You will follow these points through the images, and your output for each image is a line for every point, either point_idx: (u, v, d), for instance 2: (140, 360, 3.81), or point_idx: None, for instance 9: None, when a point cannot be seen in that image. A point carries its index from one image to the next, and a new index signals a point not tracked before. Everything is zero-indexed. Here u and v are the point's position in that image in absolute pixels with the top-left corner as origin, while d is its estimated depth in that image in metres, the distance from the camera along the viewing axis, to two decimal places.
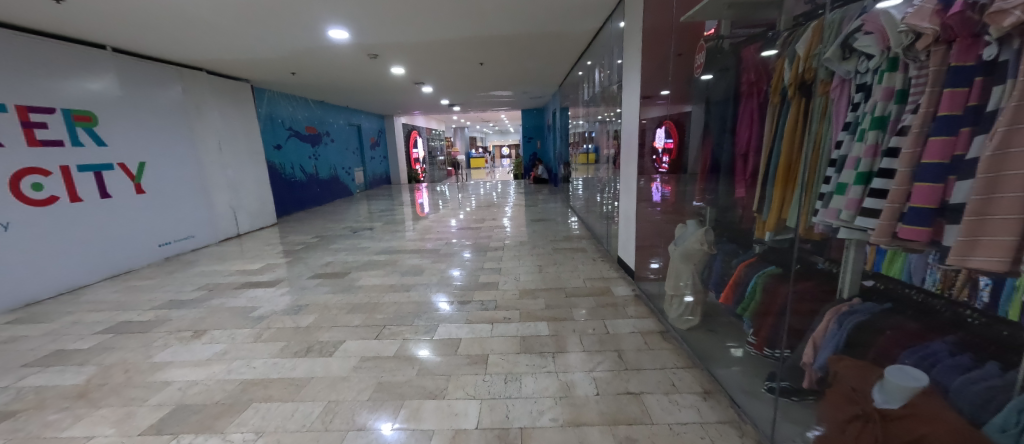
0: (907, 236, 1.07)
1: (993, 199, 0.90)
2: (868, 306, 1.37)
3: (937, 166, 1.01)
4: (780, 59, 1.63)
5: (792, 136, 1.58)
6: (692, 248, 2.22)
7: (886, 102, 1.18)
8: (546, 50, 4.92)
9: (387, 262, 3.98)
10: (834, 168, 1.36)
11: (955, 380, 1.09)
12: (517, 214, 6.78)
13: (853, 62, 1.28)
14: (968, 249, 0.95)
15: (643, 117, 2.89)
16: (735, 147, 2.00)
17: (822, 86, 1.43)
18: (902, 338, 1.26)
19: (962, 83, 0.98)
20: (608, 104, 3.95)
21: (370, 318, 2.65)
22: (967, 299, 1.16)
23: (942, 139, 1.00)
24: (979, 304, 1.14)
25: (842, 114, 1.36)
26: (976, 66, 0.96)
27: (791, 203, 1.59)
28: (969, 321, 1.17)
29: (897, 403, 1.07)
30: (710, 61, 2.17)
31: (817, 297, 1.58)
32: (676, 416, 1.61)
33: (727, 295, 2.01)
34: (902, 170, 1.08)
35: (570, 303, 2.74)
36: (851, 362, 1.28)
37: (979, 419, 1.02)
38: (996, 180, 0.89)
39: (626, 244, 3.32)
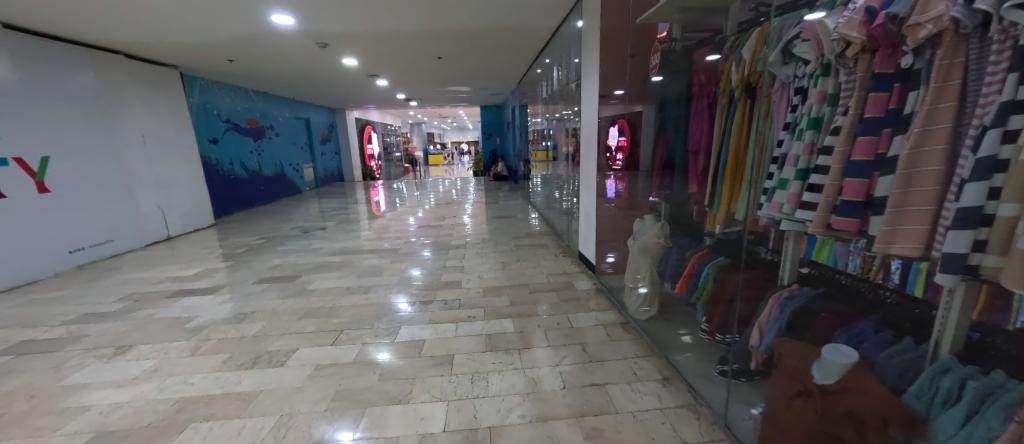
0: (839, 227, 1.18)
1: (911, 192, 1.01)
2: (805, 291, 1.51)
3: (864, 163, 1.12)
4: (727, 62, 1.73)
5: (739, 134, 1.69)
6: (650, 242, 2.30)
7: (821, 104, 1.28)
8: (504, 46, 4.89)
9: (343, 263, 3.79)
10: (776, 165, 1.46)
11: (878, 354, 1.20)
12: (477, 212, 6.72)
13: (792, 67, 1.39)
14: (890, 237, 1.06)
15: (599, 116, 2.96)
16: (687, 145, 2.11)
17: (764, 88, 1.54)
18: (835, 320, 1.37)
19: (884, 88, 1.09)
20: (566, 102, 4.02)
21: (326, 323, 2.50)
22: (882, 281, 1.31)
23: (868, 139, 1.11)
24: (892, 284, 1.28)
25: (781, 115, 1.47)
26: (895, 74, 1.08)
27: (739, 199, 1.70)
28: (888, 302, 1.30)
29: (832, 378, 1.16)
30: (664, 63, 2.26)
31: (762, 285, 1.71)
32: (638, 404, 1.66)
33: (682, 286, 2.12)
34: (834, 166, 1.19)
35: (534, 299, 2.76)
36: (793, 343, 1.39)
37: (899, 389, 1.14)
38: (912, 176, 1.00)
39: (586, 239, 3.39)
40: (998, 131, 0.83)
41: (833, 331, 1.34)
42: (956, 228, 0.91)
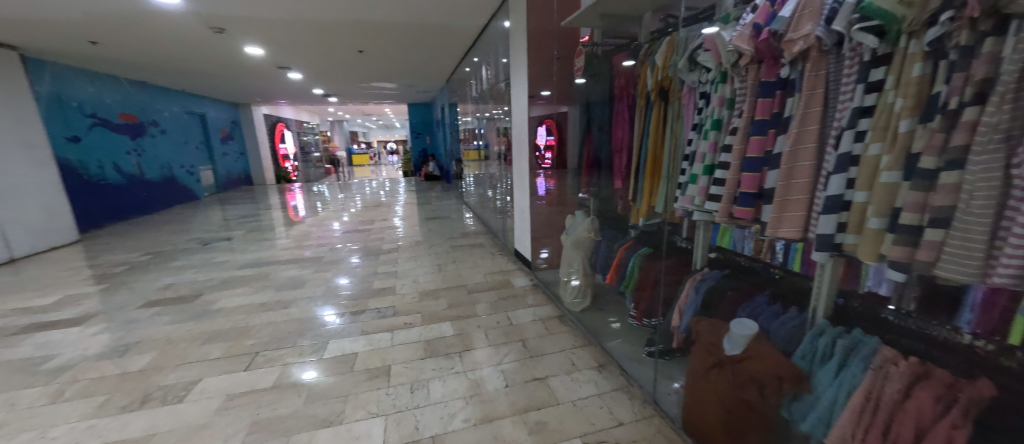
0: (740, 216, 1.34)
1: (792, 184, 1.18)
2: (713, 274, 1.70)
3: (756, 160, 1.29)
4: (643, 67, 1.88)
5: (656, 134, 1.83)
6: (582, 236, 2.41)
7: (721, 108, 1.44)
8: (430, 42, 4.76)
9: (255, 277, 3.38)
10: (687, 162, 1.62)
11: (773, 323, 1.38)
12: (409, 214, 6.46)
13: (697, 74, 1.55)
14: (778, 223, 1.22)
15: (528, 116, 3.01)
16: (611, 144, 2.25)
17: (675, 92, 1.70)
18: (739, 296, 1.56)
19: (769, 94, 1.26)
20: (496, 101, 4.04)
21: (236, 347, 2.20)
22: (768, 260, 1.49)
23: (758, 138, 1.28)
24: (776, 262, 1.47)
25: (690, 117, 1.63)
26: (776, 82, 1.25)
27: (658, 193, 1.85)
28: (777, 277, 1.51)
29: (739, 349, 1.29)
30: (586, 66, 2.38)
31: (680, 270, 1.89)
32: (577, 392, 1.73)
33: (612, 276, 2.25)
34: (733, 162, 1.36)
35: (473, 299, 2.73)
36: (707, 321, 1.50)
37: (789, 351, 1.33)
38: (793, 170, 1.18)
39: (521, 237, 3.44)
40: (852, 132, 1.02)
41: (738, 307, 1.52)
42: (826, 213, 1.07)
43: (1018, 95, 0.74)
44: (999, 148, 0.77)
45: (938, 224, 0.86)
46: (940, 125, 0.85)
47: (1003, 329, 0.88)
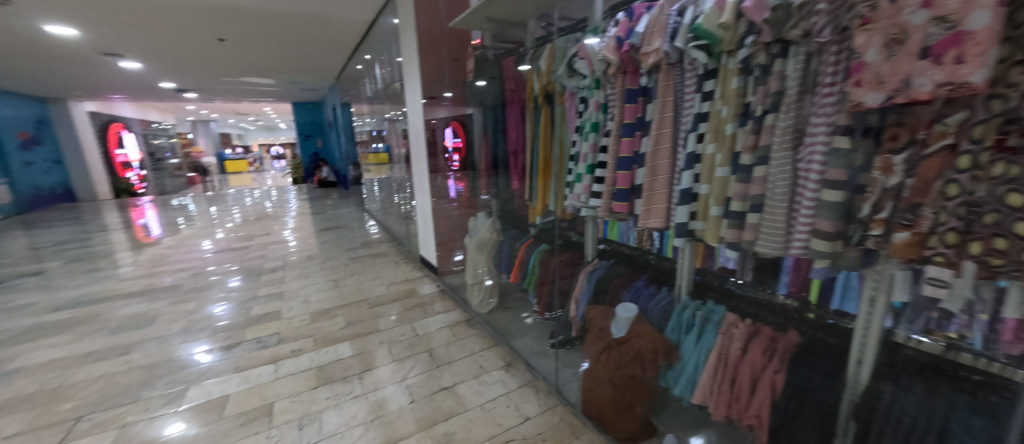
0: (618, 210, 1.49)
1: (655, 179, 1.34)
2: (602, 264, 1.85)
3: (627, 159, 1.44)
4: (530, 72, 1.96)
5: (545, 136, 1.93)
6: (485, 238, 2.46)
7: (597, 112, 1.57)
8: (311, 35, 4.33)
9: (83, 319, 2.67)
10: (573, 162, 1.73)
11: (650, 304, 1.54)
12: (300, 225, 5.80)
13: (575, 80, 1.66)
14: (647, 214, 1.37)
15: (427, 118, 2.88)
16: (507, 145, 2.30)
17: (558, 96, 1.80)
18: (623, 281, 1.71)
19: (633, 100, 1.41)
20: (392, 101, 3.85)
21: (51, 414, 1.71)
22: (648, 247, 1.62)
23: (628, 139, 1.43)
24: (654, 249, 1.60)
25: (573, 119, 1.74)
26: (638, 90, 1.40)
27: (550, 192, 1.95)
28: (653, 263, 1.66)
29: (623, 331, 1.42)
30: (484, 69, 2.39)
31: (573, 263, 2.01)
32: (485, 395, 1.73)
33: (516, 274, 2.34)
34: (609, 161, 1.50)
35: (374, 314, 2.54)
36: (598, 309, 1.63)
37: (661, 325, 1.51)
38: (655, 167, 1.34)
39: (426, 242, 3.33)
40: (695, 133, 1.20)
41: (624, 290, 1.68)
42: (682, 204, 1.26)
43: (798, 104, 0.94)
44: (789, 148, 0.96)
45: (756, 209, 1.05)
46: (751, 129, 1.05)
47: (806, 289, 1.11)
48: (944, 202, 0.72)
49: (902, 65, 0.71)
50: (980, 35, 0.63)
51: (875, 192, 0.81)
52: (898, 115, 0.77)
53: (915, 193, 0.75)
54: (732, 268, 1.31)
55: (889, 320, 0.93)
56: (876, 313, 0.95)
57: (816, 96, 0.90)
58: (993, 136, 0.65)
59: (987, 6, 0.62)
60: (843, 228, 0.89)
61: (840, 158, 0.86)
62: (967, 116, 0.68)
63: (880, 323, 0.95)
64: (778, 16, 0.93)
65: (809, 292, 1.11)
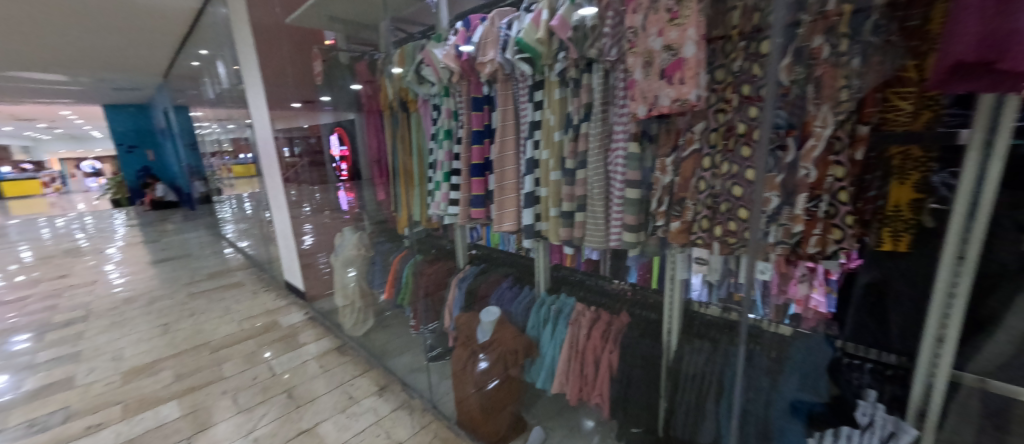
0: (475, 216, 1.51)
1: (504, 184, 1.39)
2: (470, 271, 1.86)
3: (479, 166, 1.47)
4: (382, 78, 1.87)
5: (404, 143, 1.86)
6: (352, 254, 2.38)
7: (449, 119, 1.58)
8: (115, 22, 3.48)
9: None
10: (432, 170, 1.71)
11: (513, 304, 1.59)
12: (121, 257, 4.61)
13: (425, 87, 1.63)
14: (501, 218, 1.41)
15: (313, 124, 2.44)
16: (369, 154, 2.17)
17: (412, 103, 1.76)
18: (490, 286, 1.74)
19: (479, 109, 1.44)
20: (236, 105, 3.32)
21: None
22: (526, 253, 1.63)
23: (478, 146, 1.46)
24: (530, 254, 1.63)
25: (428, 127, 1.71)
26: (484, 98, 1.44)
27: (414, 200, 1.90)
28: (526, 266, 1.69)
29: (487, 336, 1.49)
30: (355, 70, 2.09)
31: (445, 273, 1.99)
32: (352, 429, 1.58)
33: (389, 290, 2.21)
34: (463, 168, 1.52)
35: (218, 359, 2.14)
36: (466, 315, 1.64)
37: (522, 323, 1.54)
38: (503, 173, 1.39)
39: (290, 265, 2.94)
40: (532, 141, 1.28)
41: (493, 292, 1.71)
42: (527, 207, 1.33)
43: (604, 114, 1.07)
44: (600, 154, 1.08)
45: (581, 209, 1.17)
46: (572, 136, 1.15)
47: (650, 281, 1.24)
48: (697, 195, 0.89)
49: (652, 84, 0.85)
50: (691, 62, 0.80)
51: (658, 189, 0.97)
52: (663, 125, 0.95)
53: (680, 189, 0.92)
54: (596, 260, 1.32)
55: (695, 292, 1.11)
56: (675, 293, 1.16)
57: (615, 108, 1.03)
58: (720, 142, 0.84)
59: (693, 39, 0.79)
60: (643, 221, 1.04)
61: (635, 161, 1.00)
62: (705, 126, 0.86)
63: (681, 296, 1.15)
64: (579, 35, 1.02)
65: (652, 274, 1.22)
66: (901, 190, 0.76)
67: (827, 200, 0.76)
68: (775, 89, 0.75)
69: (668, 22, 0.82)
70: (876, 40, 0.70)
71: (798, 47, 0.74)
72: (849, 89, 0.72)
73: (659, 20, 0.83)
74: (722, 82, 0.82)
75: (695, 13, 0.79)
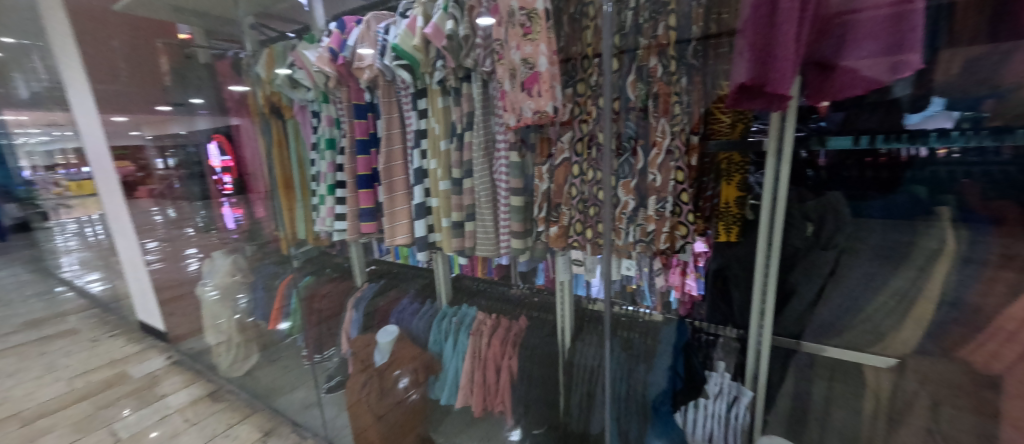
0: (365, 230, 1.40)
1: (394, 196, 1.30)
2: (370, 288, 1.74)
3: (366, 177, 1.37)
4: (249, 81, 1.65)
5: (280, 153, 1.67)
6: (226, 281, 2.05)
7: (331, 127, 1.45)
8: None
9: None
10: (315, 182, 1.57)
11: (414, 320, 1.53)
12: None
13: (300, 93, 1.48)
14: (393, 231, 1.31)
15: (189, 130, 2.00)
16: (241, 167, 1.92)
17: (287, 110, 1.59)
18: (391, 303, 1.65)
19: (362, 116, 1.34)
20: (57, 108, 2.66)
21: None
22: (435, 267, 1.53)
23: (364, 157, 1.36)
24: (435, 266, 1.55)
25: (308, 135, 1.56)
26: (367, 105, 1.34)
27: (297, 216, 1.73)
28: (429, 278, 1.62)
29: (386, 356, 1.44)
30: (225, 74, 1.79)
31: (341, 293, 1.82)
32: None
33: (276, 318, 1.97)
34: (349, 180, 1.40)
35: (32, 433, 1.66)
36: (362, 338, 1.56)
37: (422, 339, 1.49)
38: (392, 184, 1.30)
39: (145, 302, 2.43)
40: (419, 150, 1.23)
41: (393, 308, 1.62)
42: (419, 218, 1.26)
43: (486, 123, 1.07)
44: (485, 163, 1.09)
45: (470, 218, 1.16)
46: (456, 146, 1.13)
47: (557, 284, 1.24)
48: (571, 201, 0.96)
49: (516, 95, 0.88)
50: (545, 76, 0.85)
51: (538, 196, 1.02)
52: (541, 133, 0.98)
53: (555, 196, 0.98)
54: (506, 265, 1.32)
55: (593, 290, 1.14)
56: (566, 293, 1.24)
57: (496, 118, 1.05)
58: (585, 151, 0.92)
59: (545, 54, 0.85)
60: (529, 227, 1.07)
61: (516, 170, 1.02)
62: (572, 136, 0.93)
63: (572, 293, 1.22)
64: (453, 44, 1.02)
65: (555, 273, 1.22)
66: (727, 191, 0.94)
67: (671, 200, 0.87)
68: (614, 102, 0.87)
69: (523, 36, 0.86)
70: (697, 62, 0.82)
71: (639, 65, 0.84)
72: (680, 103, 0.84)
73: (516, 33, 0.87)
74: (583, 95, 0.90)
75: (545, 30, 0.85)
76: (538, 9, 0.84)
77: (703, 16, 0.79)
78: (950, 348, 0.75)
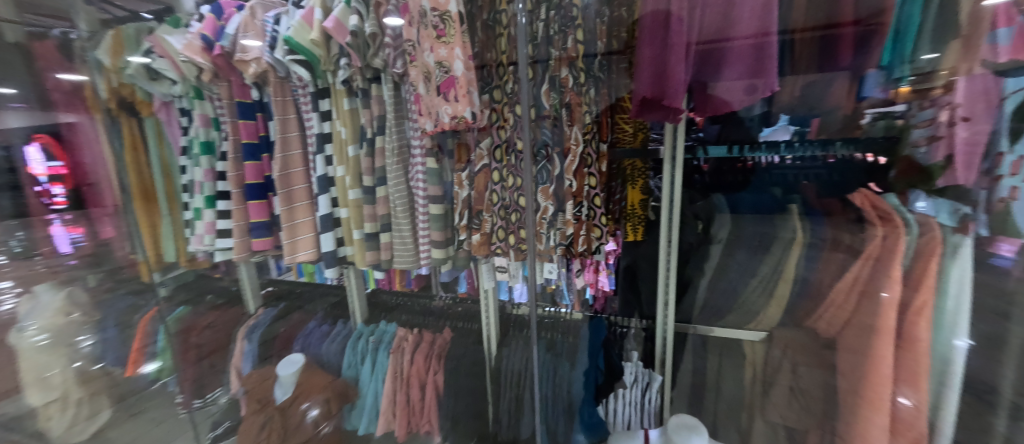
0: (259, 248, 1.22)
1: (294, 207, 1.15)
2: (268, 314, 1.54)
3: (257, 186, 1.19)
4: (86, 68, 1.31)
5: (133, 156, 1.30)
6: None
7: (206, 128, 1.23)
8: None
9: None
10: (188, 193, 1.32)
11: (323, 346, 1.36)
12: None
13: (162, 85, 1.23)
14: (293, 247, 1.15)
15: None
16: None
17: (144, 105, 1.28)
18: (293, 328, 1.46)
19: (249, 116, 1.17)
20: None
21: None
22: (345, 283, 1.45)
23: (253, 164, 1.18)
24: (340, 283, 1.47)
25: (176, 138, 1.31)
26: (253, 104, 1.17)
27: (162, 234, 1.39)
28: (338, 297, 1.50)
29: (290, 390, 1.27)
30: (43, 56, 1.13)
31: (229, 323, 1.57)
32: None
33: None
34: (234, 190, 1.20)
35: None
36: (257, 374, 1.37)
37: (336, 365, 1.33)
38: (290, 194, 1.14)
39: None
40: (323, 156, 1.11)
41: (297, 334, 1.43)
42: (325, 231, 1.13)
43: (399, 128, 1.01)
44: (399, 168, 1.02)
45: (386, 229, 1.08)
46: (367, 151, 1.05)
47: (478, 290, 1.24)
48: (492, 207, 0.95)
49: (432, 99, 0.85)
50: (462, 80, 0.83)
51: (459, 203, 0.99)
52: (459, 139, 0.97)
53: (477, 202, 0.97)
54: (426, 275, 1.26)
55: (516, 294, 1.17)
56: (490, 300, 1.24)
57: (410, 123, 0.99)
58: (503, 157, 0.92)
59: (460, 59, 0.83)
60: (450, 235, 1.03)
61: (434, 176, 0.98)
62: (490, 142, 0.93)
63: (496, 298, 1.23)
64: (359, 43, 0.95)
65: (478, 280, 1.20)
66: (632, 195, 1.02)
67: (586, 204, 0.92)
68: (531, 112, 0.88)
69: (436, 38, 0.83)
70: (603, 75, 0.88)
71: (552, 76, 0.87)
72: (590, 113, 0.89)
73: (429, 35, 0.83)
74: (499, 102, 0.90)
75: (460, 33, 0.83)
76: (451, 12, 0.82)
77: (606, 33, 0.86)
78: (801, 319, 0.98)
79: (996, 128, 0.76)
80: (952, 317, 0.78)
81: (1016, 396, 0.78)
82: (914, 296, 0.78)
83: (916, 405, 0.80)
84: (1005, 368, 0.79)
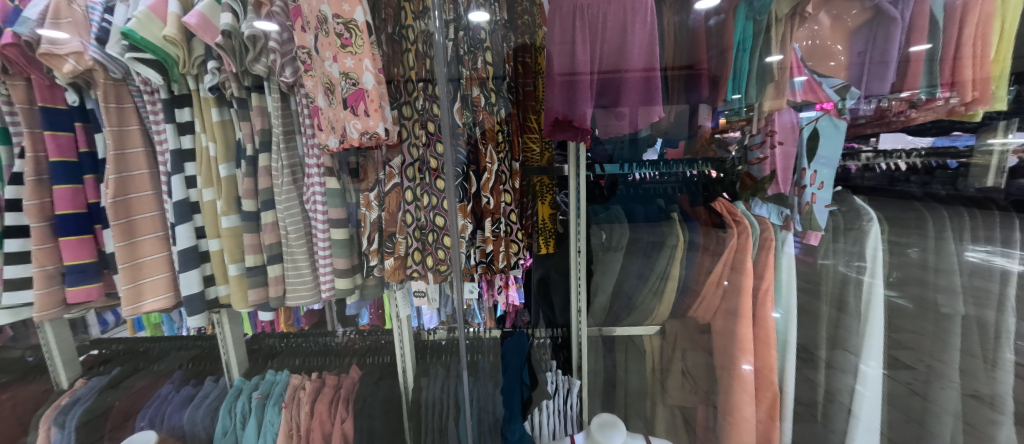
0: (78, 299, 0.92)
1: (136, 243, 0.90)
2: (91, 387, 1.14)
3: (73, 217, 0.90)
4: None
5: None
6: None
7: None
8: None
9: None
10: None
11: (184, 415, 1.08)
12: None
13: None
14: (136, 293, 0.90)
15: None
16: None
17: None
18: (135, 401, 1.11)
19: (63, 127, 0.88)
20: None
21: None
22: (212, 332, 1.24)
23: (68, 188, 0.89)
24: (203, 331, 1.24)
25: None
26: (69, 111, 0.89)
27: None
28: (204, 349, 1.25)
29: None
30: None
31: (16, 410, 1.10)
32: None
33: None
34: (35, 225, 0.89)
35: None
36: None
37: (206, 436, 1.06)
38: (130, 225, 0.89)
39: None
40: (180, 177, 0.89)
41: (140, 408, 1.10)
42: (186, 270, 0.91)
43: (289, 144, 0.89)
44: (292, 191, 0.89)
45: (275, 260, 0.92)
46: (247, 171, 0.89)
47: (382, 319, 1.19)
48: (406, 228, 0.89)
49: (338, 113, 0.78)
50: (372, 93, 0.78)
51: (367, 226, 0.91)
52: (363, 158, 0.90)
53: (389, 224, 0.90)
54: (319, 310, 1.16)
55: (426, 319, 1.16)
56: (404, 330, 1.17)
57: (303, 137, 0.88)
58: (417, 176, 0.88)
59: (370, 71, 0.79)
60: (356, 262, 0.94)
61: (336, 197, 0.89)
62: (402, 160, 0.88)
63: (410, 327, 1.18)
64: (234, 45, 0.80)
65: (383, 310, 1.18)
66: (543, 210, 1.07)
67: (504, 221, 0.94)
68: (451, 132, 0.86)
69: (341, 48, 0.77)
70: (511, 97, 0.92)
71: (464, 94, 0.87)
72: (502, 131, 0.92)
73: (331, 44, 0.77)
74: (410, 118, 0.86)
75: (368, 44, 0.79)
76: (357, 20, 0.78)
77: (512, 57, 0.91)
78: (683, 311, 1.12)
79: (799, 150, 1.03)
80: (786, 294, 0.98)
81: (828, 352, 1.01)
82: (759, 282, 0.97)
83: (756, 369, 0.98)
84: (821, 330, 1.01)
